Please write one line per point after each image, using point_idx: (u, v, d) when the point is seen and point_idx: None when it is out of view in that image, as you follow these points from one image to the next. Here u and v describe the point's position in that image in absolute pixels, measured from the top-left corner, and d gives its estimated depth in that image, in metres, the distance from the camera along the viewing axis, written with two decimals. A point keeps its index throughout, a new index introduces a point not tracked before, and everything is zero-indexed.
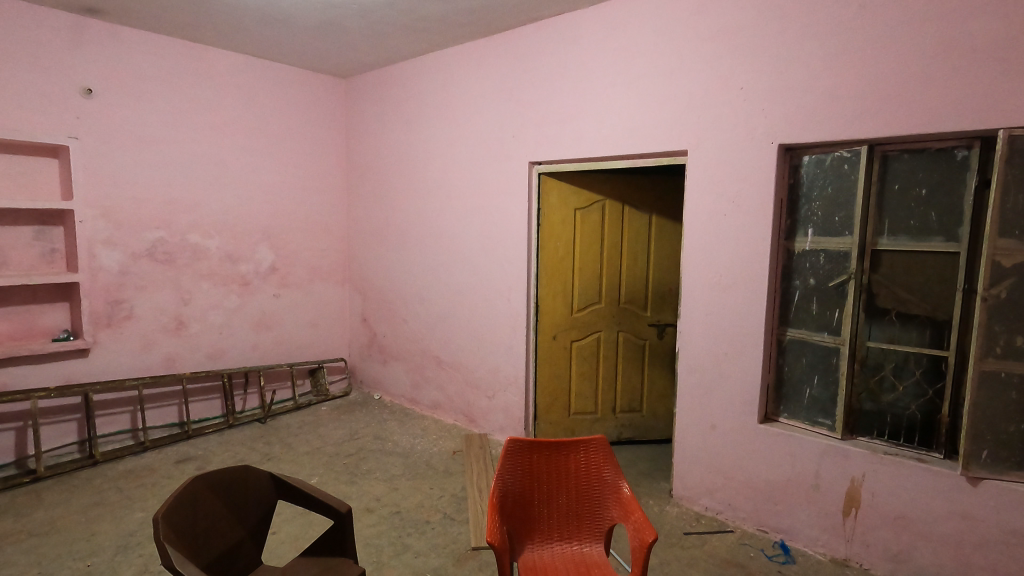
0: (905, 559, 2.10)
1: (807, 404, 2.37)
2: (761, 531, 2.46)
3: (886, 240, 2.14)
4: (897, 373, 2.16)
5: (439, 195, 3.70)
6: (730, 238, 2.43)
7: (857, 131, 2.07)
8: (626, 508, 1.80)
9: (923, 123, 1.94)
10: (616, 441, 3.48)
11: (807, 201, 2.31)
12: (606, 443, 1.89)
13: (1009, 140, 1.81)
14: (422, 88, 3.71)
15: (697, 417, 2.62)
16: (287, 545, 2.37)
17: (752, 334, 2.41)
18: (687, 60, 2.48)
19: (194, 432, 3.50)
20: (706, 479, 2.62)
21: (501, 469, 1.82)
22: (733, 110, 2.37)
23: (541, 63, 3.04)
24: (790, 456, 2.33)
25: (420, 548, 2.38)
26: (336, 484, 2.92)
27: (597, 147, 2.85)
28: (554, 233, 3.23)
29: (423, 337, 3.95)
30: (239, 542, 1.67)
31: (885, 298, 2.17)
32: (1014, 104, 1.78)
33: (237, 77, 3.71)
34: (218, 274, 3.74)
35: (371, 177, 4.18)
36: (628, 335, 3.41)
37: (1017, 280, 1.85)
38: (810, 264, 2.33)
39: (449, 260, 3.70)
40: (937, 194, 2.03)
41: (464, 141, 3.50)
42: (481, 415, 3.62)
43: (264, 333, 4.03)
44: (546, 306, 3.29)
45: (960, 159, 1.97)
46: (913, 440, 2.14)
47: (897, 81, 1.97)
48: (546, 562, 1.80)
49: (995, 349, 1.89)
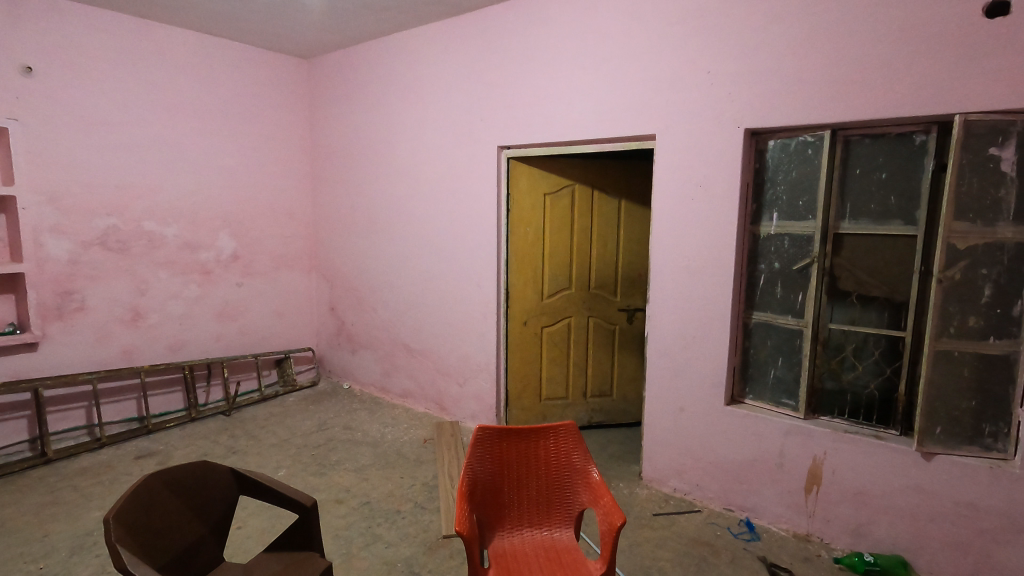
0: (864, 533, 2.17)
1: (772, 384, 2.41)
2: (727, 510, 2.52)
3: (848, 224, 2.18)
4: (857, 354, 2.22)
5: (407, 181, 3.62)
6: (698, 222, 2.44)
7: (820, 117, 2.10)
8: (595, 492, 1.80)
9: (883, 108, 1.97)
10: (586, 425, 3.51)
11: (773, 185, 2.33)
12: (575, 428, 1.88)
13: (965, 125, 1.85)
14: (388, 70, 3.60)
15: (666, 400, 2.64)
16: (253, 540, 2.32)
17: (718, 317, 2.44)
18: (656, 43, 2.45)
19: (155, 427, 3.39)
20: (675, 461, 2.65)
21: (471, 457, 1.81)
22: (701, 94, 2.36)
23: (508, 45, 2.98)
24: (756, 437, 2.38)
25: (390, 539, 2.35)
26: (303, 476, 2.87)
27: (566, 131, 2.82)
28: (523, 218, 3.20)
29: (393, 326, 3.89)
30: (199, 541, 1.61)
31: (847, 280, 2.21)
32: (969, 89, 1.82)
33: (191, 58, 3.54)
34: (176, 263, 3.60)
35: (336, 162, 4.06)
36: (598, 320, 3.43)
37: (969, 262, 1.91)
38: (775, 248, 2.35)
39: (417, 245, 3.63)
40: (897, 178, 2.07)
41: (431, 126, 3.42)
42: (452, 402, 3.60)
43: (228, 323, 3.91)
44: (517, 292, 3.27)
45: (918, 144, 2.01)
46: (871, 418, 2.20)
47: (859, 65, 1.99)
48: (516, 548, 1.80)
49: (949, 329, 1.95)
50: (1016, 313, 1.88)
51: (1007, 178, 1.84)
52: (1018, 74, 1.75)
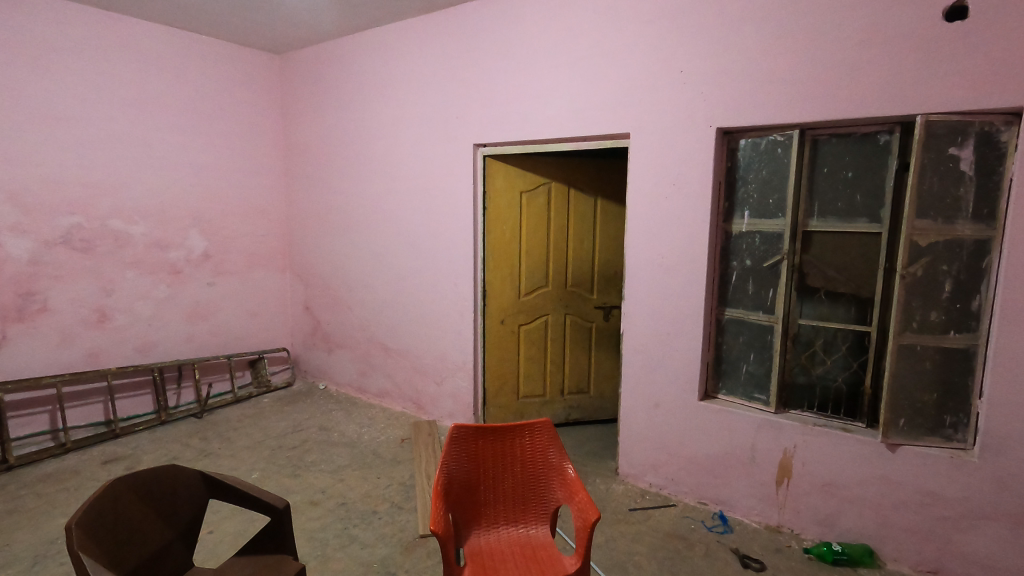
0: (832, 523, 2.22)
1: (744, 379, 2.46)
2: (701, 503, 2.56)
3: (816, 222, 2.23)
4: (826, 348, 2.27)
5: (382, 178, 3.59)
6: (671, 220, 2.47)
7: (789, 117, 2.14)
8: (570, 488, 1.80)
9: (849, 109, 2.02)
10: (564, 422, 3.53)
11: (744, 183, 2.37)
12: (551, 425, 1.89)
13: (927, 126, 1.90)
14: (363, 66, 3.56)
15: (641, 396, 2.67)
16: (225, 544, 2.28)
17: (692, 313, 2.47)
18: (630, 42, 2.47)
19: (123, 431, 3.31)
20: (650, 456, 2.69)
21: (446, 456, 1.81)
22: (674, 93, 2.38)
23: (484, 42, 2.97)
24: (728, 431, 2.42)
25: (366, 539, 2.33)
26: (278, 478, 2.83)
27: (542, 129, 2.83)
28: (500, 216, 3.20)
29: (370, 325, 3.85)
30: (168, 546, 1.58)
31: (816, 277, 2.26)
32: (930, 91, 1.88)
33: (158, 51, 3.45)
34: (145, 262, 3.51)
35: (311, 160, 4.01)
36: (575, 318, 3.45)
37: (931, 258, 1.97)
38: (746, 245, 2.39)
39: (393, 244, 3.60)
40: (862, 177, 2.12)
41: (407, 123, 3.39)
42: (430, 401, 3.58)
43: (199, 324, 3.83)
44: (494, 290, 3.26)
45: (882, 143, 2.07)
46: (839, 410, 2.26)
47: (826, 66, 2.04)
48: (492, 546, 1.80)
49: (912, 324, 2.01)
50: (975, 308, 1.94)
51: (965, 177, 1.91)
52: (976, 76, 1.81)
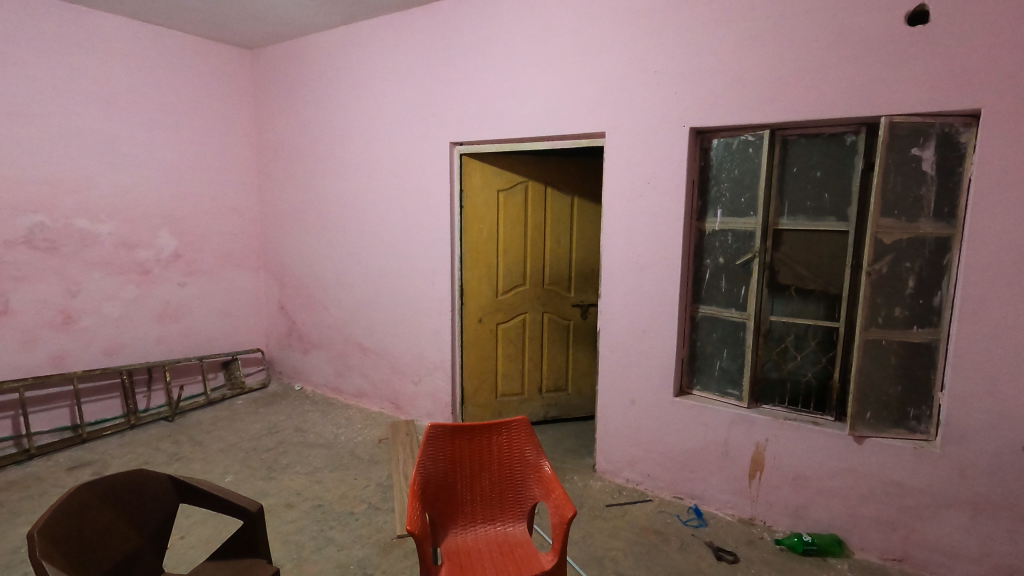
0: (803, 514, 2.28)
1: (717, 375, 2.50)
2: (677, 498, 2.59)
3: (786, 220, 2.27)
4: (797, 344, 2.32)
5: (358, 176, 3.55)
6: (646, 219, 2.50)
7: (759, 117, 2.18)
8: (547, 486, 1.81)
9: (817, 110, 2.06)
10: (542, 420, 3.55)
11: (717, 182, 2.41)
12: (527, 423, 1.89)
13: (891, 127, 1.96)
14: (337, 64, 3.51)
15: (617, 393, 2.70)
16: (197, 549, 2.24)
17: (667, 311, 2.50)
18: (605, 42, 2.49)
19: (90, 435, 3.22)
20: (627, 452, 2.71)
21: (422, 455, 1.80)
22: (648, 93, 2.41)
23: (459, 40, 2.95)
24: (703, 426, 2.46)
25: (343, 541, 2.31)
26: (252, 482, 2.78)
27: (518, 128, 2.83)
28: (477, 215, 3.19)
29: (346, 325, 3.81)
30: (137, 553, 1.54)
31: (786, 274, 2.31)
32: (893, 94, 1.93)
33: (125, 46, 3.36)
34: (112, 262, 3.42)
35: (285, 157, 3.95)
36: (553, 316, 3.46)
37: (895, 256, 2.03)
38: (719, 244, 2.43)
39: (369, 243, 3.57)
40: (830, 176, 2.17)
41: (382, 121, 3.36)
42: (407, 401, 3.56)
43: (169, 325, 3.75)
44: (471, 289, 3.26)
45: (849, 143, 2.12)
46: (809, 405, 2.31)
47: (794, 68, 2.08)
48: (469, 545, 1.81)
49: (877, 320, 2.07)
50: (936, 304, 2.01)
51: (927, 177, 1.97)
52: (937, 79, 1.86)
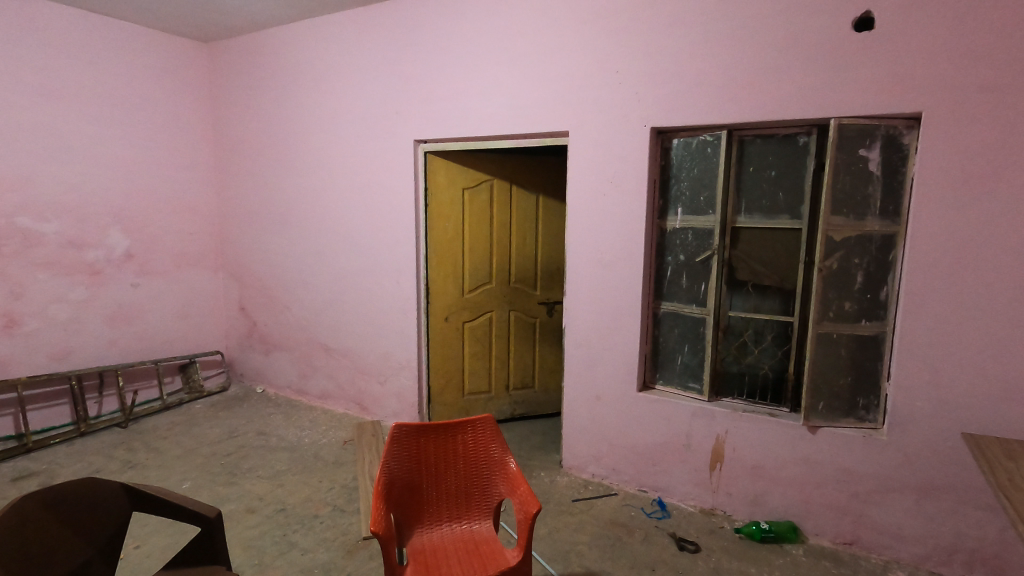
0: (761, 503, 2.36)
1: (679, 370, 2.55)
2: (641, 491, 2.64)
3: (744, 218, 2.34)
4: (754, 338, 2.39)
5: (320, 173, 3.48)
6: (610, 217, 2.54)
7: (717, 119, 2.24)
8: (512, 482, 1.81)
9: (771, 111, 2.13)
10: (509, 418, 3.57)
11: (677, 181, 2.46)
12: (493, 421, 1.89)
13: (840, 129, 2.04)
14: (297, 58, 3.44)
15: (583, 389, 2.73)
16: (152, 559, 2.16)
17: (629, 307, 2.55)
18: (569, 41, 2.51)
19: (36, 444, 3.07)
20: (592, 447, 2.75)
21: (387, 455, 1.79)
22: (610, 93, 2.44)
23: (423, 37, 2.93)
24: (666, 420, 2.52)
25: (307, 545, 2.28)
26: (211, 487, 2.70)
27: (483, 126, 2.82)
28: (442, 213, 3.18)
29: (309, 325, 3.74)
30: (86, 564, 1.49)
31: (744, 271, 2.37)
32: (842, 97, 2.01)
33: (71, 36, 3.21)
34: (60, 263, 3.27)
35: (244, 154, 3.84)
36: (519, 314, 3.48)
37: (844, 252, 2.11)
38: (680, 241, 2.49)
39: (333, 241, 3.51)
40: (784, 176, 2.24)
41: (345, 118, 3.31)
42: (373, 401, 3.52)
43: (122, 327, 3.61)
44: (437, 288, 3.24)
45: (802, 144, 2.19)
46: (767, 397, 2.39)
47: (750, 70, 2.14)
48: (435, 544, 1.80)
49: (829, 314, 2.16)
50: (883, 298, 2.11)
51: (873, 177, 2.06)
52: (882, 83, 1.95)
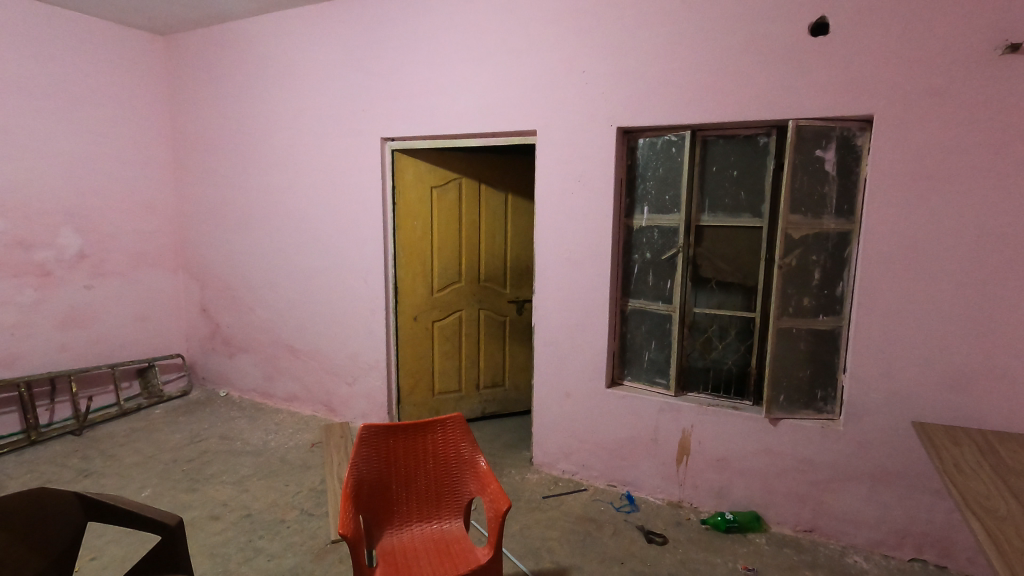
0: (725, 494, 2.42)
1: (646, 366, 2.59)
2: (610, 486, 2.68)
3: (707, 217, 2.39)
4: (719, 334, 2.45)
5: (284, 171, 3.41)
6: (578, 216, 2.56)
7: (681, 119, 2.28)
8: (482, 481, 1.81)
9: (733, 112, 2.18)
10: (480, 416, 3.57)
11: (643, 180, 2.50)
12: (462, 420, 1.88)
13: (797, 130, 2.11)
14: (259, 53, 3.36)
15: (552, 386, 2.75)
16: (110, 570, 2.09)
17: (597, 305, 2.58)
18: (536, 40, 2.52)
19: None
20: (562, 444, 2.77)
21: (355, 457, 1.77)
22: (577, 92, 2.46)
23: (388, 33, 2.90)
24: (634, 415, 2.56)
25: (274, 550, 2.23)
26: (172, 495, 2.62)
27: (450, 124, 2.81)
28: (410, 212, 3.15)
29: (274, 326, 3.66)
30: None
31: (708, 268, 2.42)
32: (799, 100, 2.08)
33: (17, 26, 3.06)
34: (6, 265, 3.12)
35: (204, 150, 3.73)
36: (488, 312, 3.48)
37: (803, 249, 2.18)
38: (646, 239, 2.53)
39: (298, 240, 3.44)
40: (746, 175, 2.30)
41: (309, 114, 3.25)
42: (341, 403, 3.47)
43: (75, 331, 3.47)
44: (405, 287, 3.21)
45: (762, 145, 2.26)
46: (730, 390, 2.45)
47: (712, 72, 2.19)
48: (405, 544, 1.79)
49: (788, 309, 2.22)
50: (839, 293, 2.19)
51: (829, 177, 2.13)
52: (837, 86, 2.02)
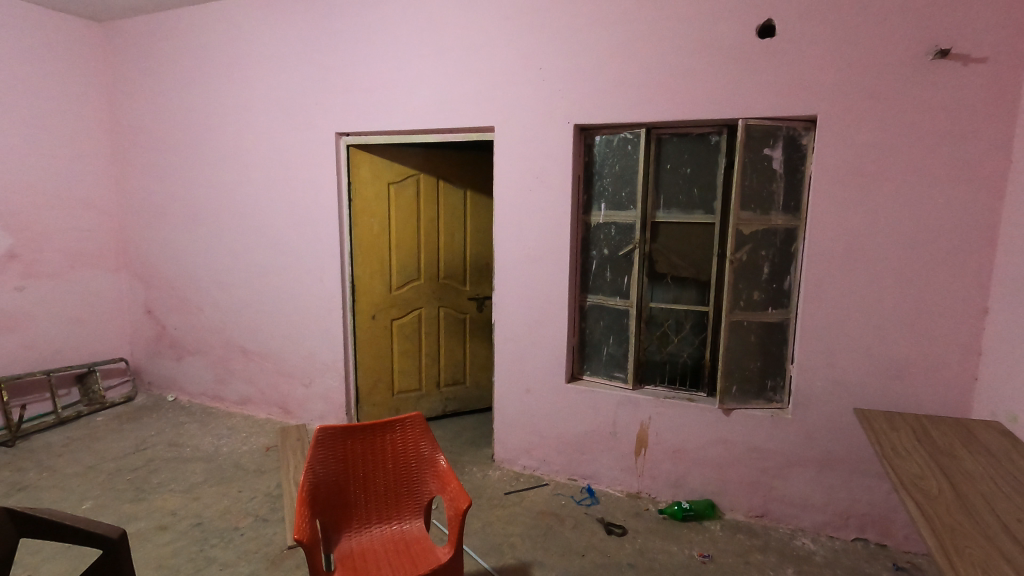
0: (682, 484, 2.48)
1: (605, 360, 2.63)
2: (571, 480, 2.71)
3: (662, 213, 2.43)
4: (674, 328, 2.50)
5: (234, 166, 3.29)
6: (537, 212, 2.57)
7: (636, 116, 2.31)
8: (442, 479, 1.80)
9: (686, 111, 2.23)
10: (441, 415, 3.55)
11: (600, 177, 2.52)
12: (422, 419, 1.86)
13: (747, 129, 2.17)
14: (205, 42, 3.22)
15: (513, 383, 2.76)
16: None
17: (556, 301, 2.60)
18: (493, 36, 2.50)
19: None
20: (523, 440, 2.79)
21: (311, 460, 1.73)
22: (535, 89, 2.47)
23: (342, 26, 2.83)
24: (593, 409, 2.59)
25: (227, 559, 2.16)
26: (115, 506, 2.50)
27: (407, 120, 2.77)
28: (367, 208, 3.09)
29: (225, 327, 3.53)
30: None
31: (663, 264, 2.47)
32: (748, 100, 2.15)
33: None
34: None
35: (147, 144, 3.56)
36: (448, 310, 3.46)
37: (753, 245, 2.26)
38: (604, 236, 2.56)
39: (250, 237, 3.32)
40: (699, 172, 2.36)
41: (260, 107, 3.14)
42: (297, 405, 3.38)
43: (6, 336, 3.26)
44: (363, 285, 3.15)
45: (713, 143, 2.32)
46: (686, 383, 2.52)
47: (666, 71, 2.23)
48: (363, 547, 1.76)
49: (740, 302, 2.29)
50: (786, 287, 2.28)
51: (777, 175, 2.21)
52: (783, 87, 2.10)
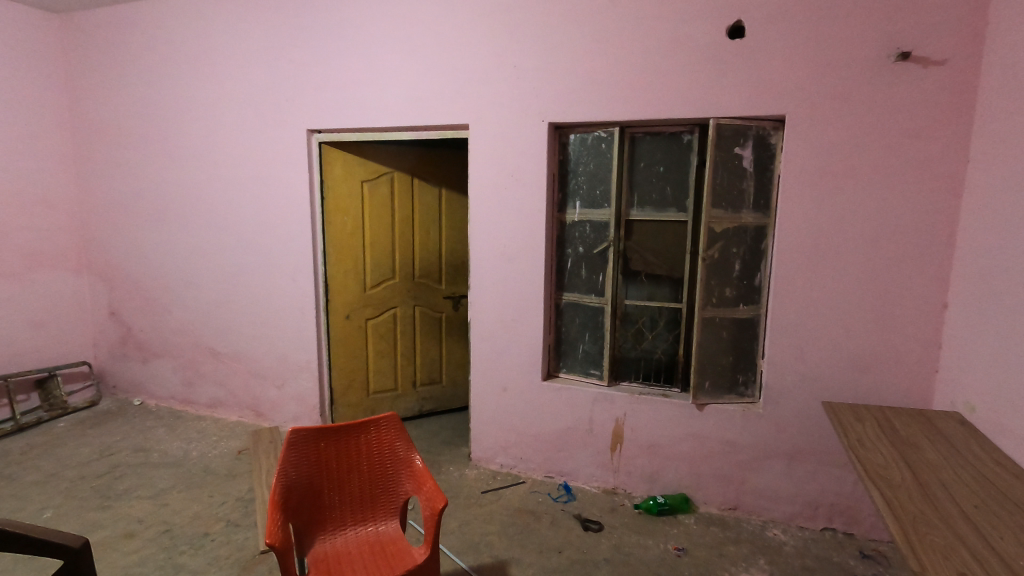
0: (657, 479, 2.51)
1: (581, 358, 2.64)
2: (548, 477, 2.72)
3: (636, 211, 2.45)
4: (649, 324, 2.52)
5: (201, 163, 3.21)
6: (512, 210, 2.56)
7: (610, 115, 2.33)
8: (417, 479, 1.78)
9: (658, 110, 2.26)
10: (417, 415, 3.53)
11: (575, 175, 2.53)
12: (397, 419, 1.84)
13: (718, 128, 2.20)
14: (170, 36, 3.13)
15: (489, 381, 2.75)
16: None
17: (532, 299, 2.60)
18: (466, 34, 2.49)
19: None
20: (500, 438, 2.78)
21: (283, 462, 1.70)
22: (508, 87, 2.46)
23: (312, 21, 2.78)
24: (569, 407, 2.60)
25: (196, 566, 2.11)
26: (78, 514, 2.42)
27: (380, 117, 2.74)
28: (340, 207, 3.05)
29: (194, 328, 3.44)
30: None
31: (637, 261, 2.49)
32: (718, 99, 2.18)
33: None
34: None
35: (109, 141, 3.44)
36: (424, 309, 3.44)
37: (724, 242, 2.29)
38: (579, 234, 2.56)
39: (218, 237, 3.25)
40: (671, 171, 2.38)
41: (228, 103, 3.06)
42: (270, 407, 3.32)
43: None
44: (337, 285, 3.11)
45: (686, 142, 2.35)
46: (660, 379, 2.54)
47: (638, 70, 2.25)
48: (338, 550, 1.74)
49: (712, 299, 2.32)
50: (757, 283, 2.32)
51: (747, 173, 2.25)
52: (752, 87, 2.13)
